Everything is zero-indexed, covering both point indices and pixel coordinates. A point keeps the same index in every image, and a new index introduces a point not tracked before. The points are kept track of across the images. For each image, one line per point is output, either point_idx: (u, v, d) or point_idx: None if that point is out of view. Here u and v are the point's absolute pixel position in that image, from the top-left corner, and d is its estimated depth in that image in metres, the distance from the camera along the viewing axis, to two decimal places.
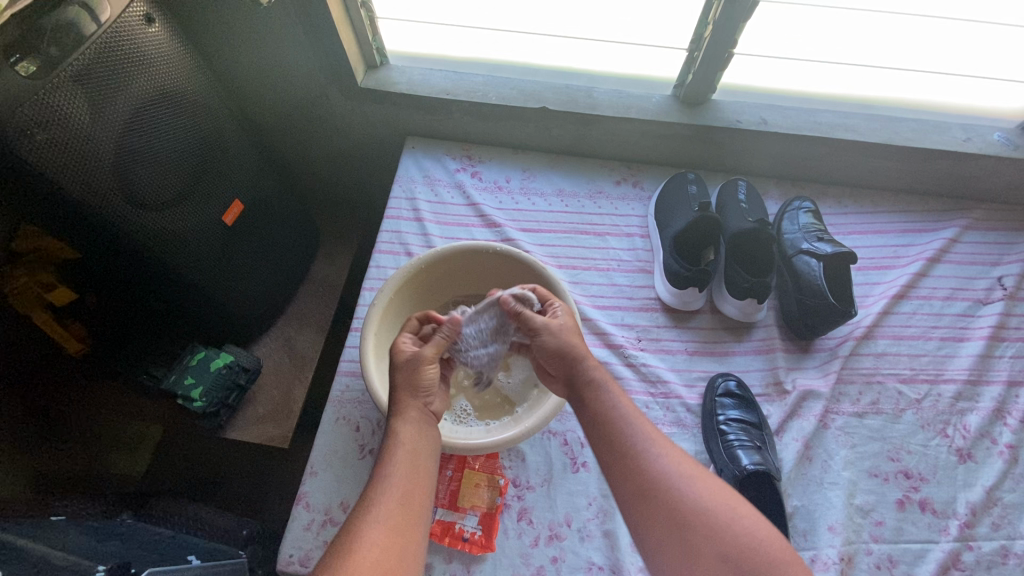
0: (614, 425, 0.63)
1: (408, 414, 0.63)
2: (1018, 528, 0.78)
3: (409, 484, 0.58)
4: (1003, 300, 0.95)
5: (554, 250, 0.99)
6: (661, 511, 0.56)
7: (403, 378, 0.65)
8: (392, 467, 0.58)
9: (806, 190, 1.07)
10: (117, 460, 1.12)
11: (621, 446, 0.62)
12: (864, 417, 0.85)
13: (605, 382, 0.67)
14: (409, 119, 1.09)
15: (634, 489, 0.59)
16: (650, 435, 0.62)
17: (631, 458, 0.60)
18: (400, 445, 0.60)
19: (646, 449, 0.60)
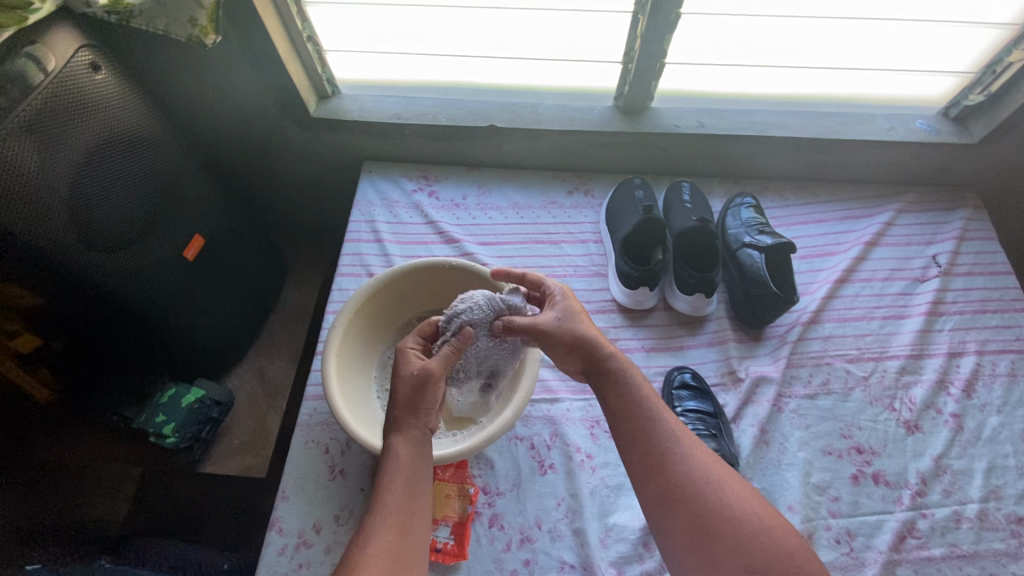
0: (643, 423, 0.65)
1: (409, 432, 0.63)
2: (968, 493, 0.82)
3: (406, 507, 0.58)
4: (939, 277, 1.00)
5: (512, 261, 1.03)
6: (687, 513, 0.60)
7: (404, 395, 0.65)
8: (398, 486, 0.59)
9: (747, 186, 1.12)
10: (96, 505, 1.10)
11: (650, 444, 0.64)
12: (816, 398, 0.89)
13: (629, 373, 0.69)
14: (364, 145, 1.12)
15: (660, 489, 0.62)
16: (678, 433, 0.65)
17: (660, 456, 0.63)
18: (399, 466, 0.61)
19: (674, 448, 0.63)
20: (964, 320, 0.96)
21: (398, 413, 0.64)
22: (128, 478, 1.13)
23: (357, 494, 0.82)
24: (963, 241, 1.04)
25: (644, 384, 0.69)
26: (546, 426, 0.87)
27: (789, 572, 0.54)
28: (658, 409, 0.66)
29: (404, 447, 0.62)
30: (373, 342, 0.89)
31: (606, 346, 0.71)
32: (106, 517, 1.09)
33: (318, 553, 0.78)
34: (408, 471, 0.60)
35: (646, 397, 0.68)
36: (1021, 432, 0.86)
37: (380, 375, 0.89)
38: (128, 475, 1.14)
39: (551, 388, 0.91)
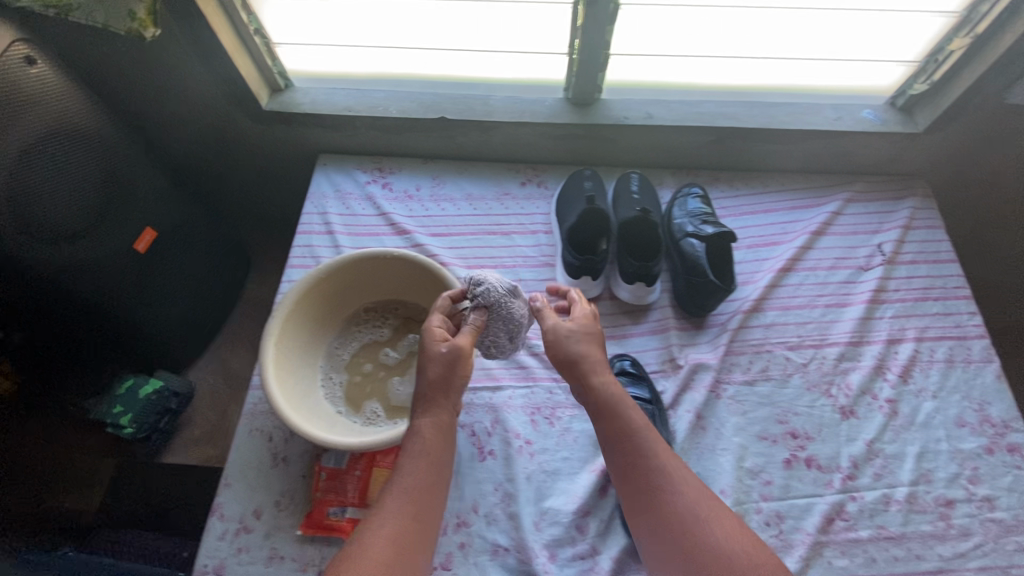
0: (631, 454, 0.62)
1: (439, 414, 0.65)
2: (898, 476, 0.83)
3: (420, 491, 0.60)
4: (883, 265, 1.01)
5: (463, 252, 1.04)
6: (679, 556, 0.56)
7: (436, 373, 0.66)
8: (415, 474, 0.61)
9: (698, 177, 1.13)
10: (68, 497, 1.10)
11: (640, 477, 0.61)
12: (754, 384, 0.90)
13: (620, 399, 0.65)
14: (318, 138, 1.12)
15: (653, 528, 0.59)
16: (668, 465, 0.61)
17: (650, 491, 0.60)
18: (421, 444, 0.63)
19: (664, 483, 0.60)
20: (905, 308, 0.97)
21: (426, 393, 0.66)
22: (103, 472, 1.14)
23: (298, 481, 0.83)
24: (909, 230, 1.04)
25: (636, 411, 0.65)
26: (487, 413, 0.89)
27: None
28: (648, 439, 0.63)
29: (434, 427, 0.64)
30: (320, 333, 0.90)
31: (599, 368, 0.67)
32: (77, 508, 1.10)
33: (258, 538, 0.80)
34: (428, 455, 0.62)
35: (638, 426, 0.64)
36: (954, 416, 0.88)
37: (326, 365, 0.90)
38: (102, 468, 1.15)
39: (494, 376, 0.92)
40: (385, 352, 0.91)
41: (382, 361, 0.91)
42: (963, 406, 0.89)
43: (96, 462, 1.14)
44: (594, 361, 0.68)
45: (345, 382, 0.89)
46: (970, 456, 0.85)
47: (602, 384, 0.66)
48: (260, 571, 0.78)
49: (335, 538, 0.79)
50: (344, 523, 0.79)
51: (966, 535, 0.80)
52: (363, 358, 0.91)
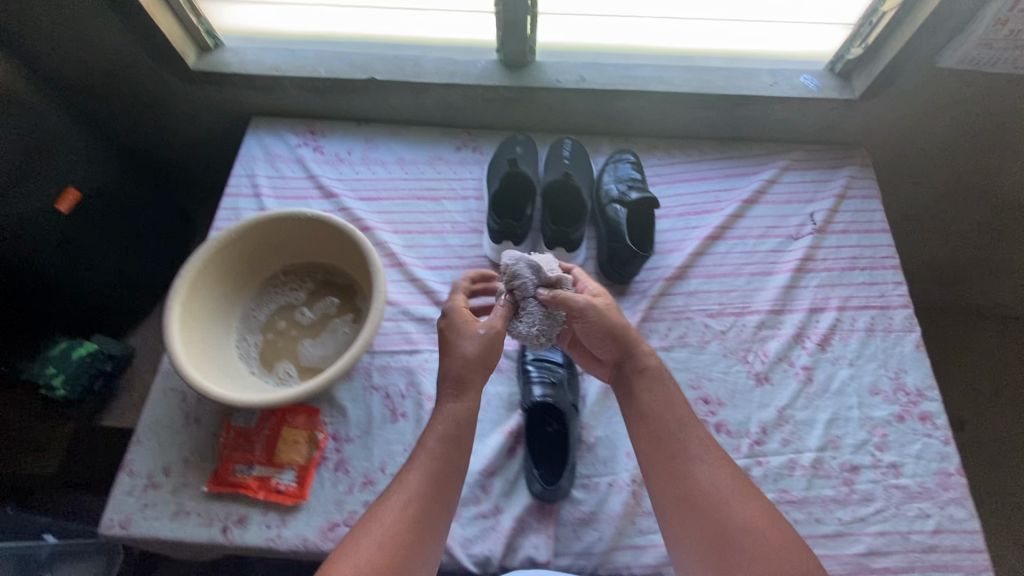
0: (666, 424, 0.68)
1: (467, 397, 0.68)
2: (806, 442, 0.84)
3: (447, 460, 0.64)
4: (813, 234, 0.99)
5: (391, 217, 1.02)
6: (699, 518, 0.62)
7: (472, 353, 0.69)
8: (436, 451, 0.65)
9: (635, 143, 1.11)
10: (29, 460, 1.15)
11: (671, 447, 0.66)
12: (670, 350, 0.90)
13: (659, 373, 0.72)
14: (250, 100, 1.10)
15: (679, 496, 0.64)
16: (696, 436, 0.67)
17: (679, 461, 0.65)
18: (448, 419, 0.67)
19: (692, 452, 0.66)
20: (830, 277, 0.96)
21: (460, 373, 0.68)
22: (60, 439, 1.17)
23: (208, 439, 0.84)
24: (843, 199, 1.03)
25: (670, 387, 0.71)
26: (402, 375, 0.89)
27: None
28: (683, 414, 0.69)
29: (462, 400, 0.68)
30: (235, 293, 0.90)
31: (641, 347, 0.73)
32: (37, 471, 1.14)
33: (166, 494, 0.80)
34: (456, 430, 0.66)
35: (675, 400, 0.70)
36: (869, 384, 0.87)
37: (242, 326, 0.90)
38: (58, 433, 1.18)
39: (412, 339, 0.91)
40: (302, 314, 0.92)
41: (299, 323, 0.91)
42: (878, 373, 0.88)
43: (52, 429, 1.17)
44: (636, 337, 0.73)
45: (260, 343, 0.89)
46: (880, 423, 0.85)
47: (643, 359, 0.73)
48: (165, 526, 0.78)
49: (241, 495, 0.80)
50: (249, 480, 0.80)
51: (868, 500, 0.80)
52: (280, 320, 0.92)
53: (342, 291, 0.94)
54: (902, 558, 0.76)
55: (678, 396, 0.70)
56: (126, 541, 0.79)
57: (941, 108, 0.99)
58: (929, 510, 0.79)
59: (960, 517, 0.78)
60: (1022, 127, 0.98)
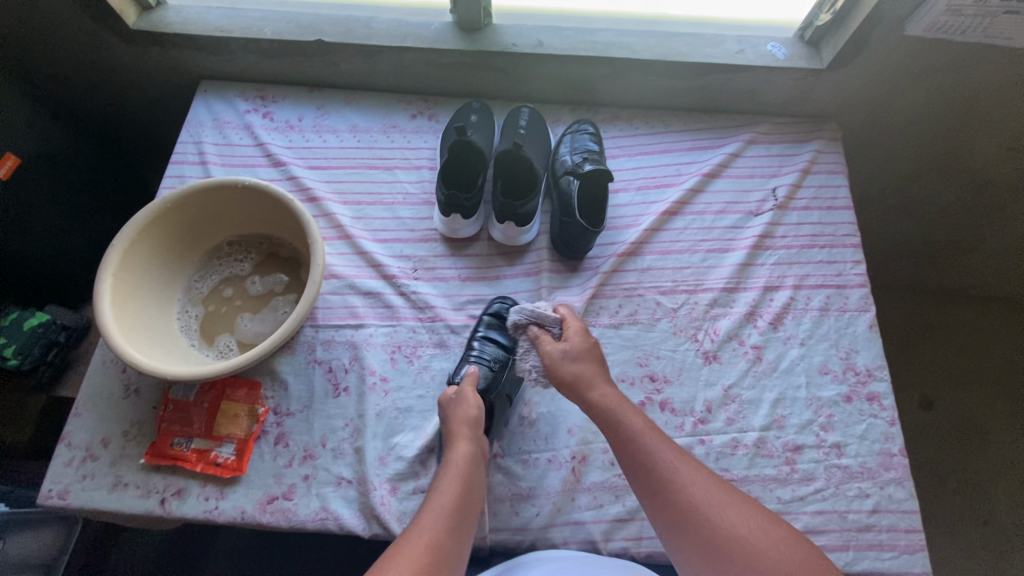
0: (639, 454, 0.64)
1: (462, 447, 0.70)
2: (751, 421, 0.83)
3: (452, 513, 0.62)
4: (773, 211, 0.97)
5: (341, 187, 0.99)
6: (698, 541, 0.58)
7: (460, 412, 0.73)
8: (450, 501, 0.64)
9: (596, 114, 1.07)
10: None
11: (649, 477, 0.63)
12: (620, 327, 0.89)
13: (617, 406, 0.69)
14: (196, 62, 1.05)
15: (674, 526, 0.60)
16: (667, 455, 0.64)
17: (662, 488, 0.61)
18: (453, 467, 0.68)
19: (671, 474, 0.62)
20: (788, 255, 0.94)
21: (451, 428, 0.72)
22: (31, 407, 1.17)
23: (149, 411, 0.83)
24: (808, 173, 1.00)
25: (632, 415, 0.68)
26: (347, 350, 0.87)
27: None
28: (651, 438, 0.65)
29: (463, 459, 0.69)
30: (176, 264, 0.88)
31: (596, 384, 0.71)
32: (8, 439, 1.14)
33: (104, 465, 0.79)
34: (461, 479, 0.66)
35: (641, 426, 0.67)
36: (818, 364, 0.86)
37: (184, 299, 0.88)
38: (31, 400, 1.15)
39: (357, 314, 0.90)
40: (246, 286, 0.90)
41: (242, 296, 0.90)
42: (828, 353, 0.87)
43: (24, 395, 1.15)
44: (589, 377, 0.71)
45: (202, 315, 0.88)
46: (827, 403, 0.84)
47: (600, 397, 0.70)
48: (103, 497, 0.78)
49: (179, 467, 0.79)
50: (188, 453, 0.80)
51: (809, 480, 0.80)
52: (222, 292, 0.90)
53: (287, 264, 0.92)
54: (837, 537, 0.76)
55: (641, 421, 0.67)
56: (66, 511, 0.79)
57: (911, 82, 0.96)
58: (868, 490, 0.79)
59: (899, 497, 0.78)
60: (997, 102, 0.95)
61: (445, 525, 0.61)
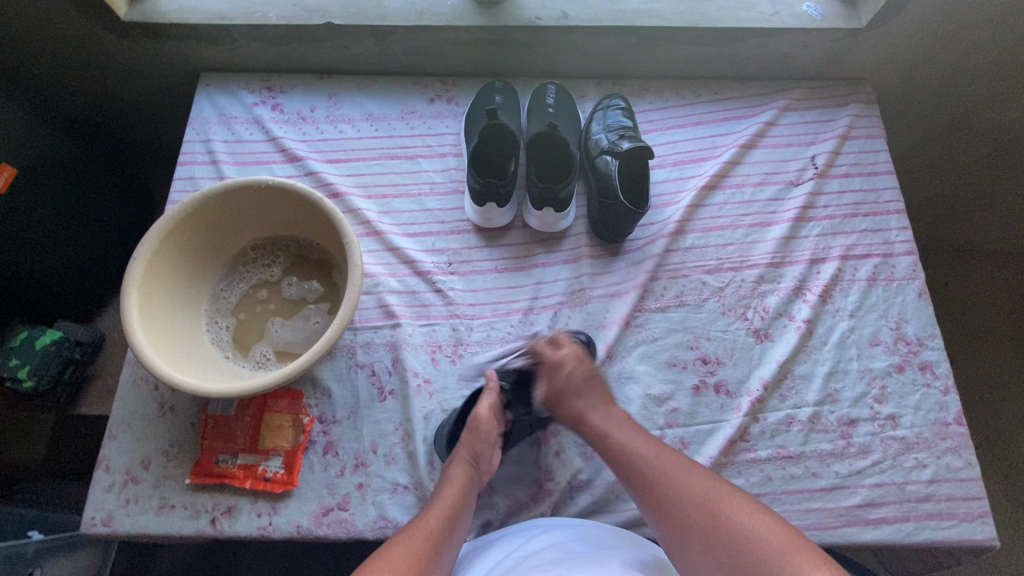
0: (638, 471, 0.63)
1: (461, 468, 0.68)
2: (805, 396, 0.81)
3: (439, 526, 0.61)
4: (814, 179, 0.94)
5: (363, 180, 0.94)
6: (701, 544, 0.56)
7: (468, 435, 0.71)
8: (442, 518, 0.62)
9: (623, 87, 1.02)
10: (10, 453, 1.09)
11: (647, 490, 0.62)
12: (667, 310, 0.87)
13: (616, 421, 0.69)
14: (195, 52, 0.98)
15: (685, 531, 0.58)
16: (665, 465, 0.63)
17: (663, 502, 0.60)
18: (451, 485, 0.66)
19: (670, 486, 0.61)
20: (832, 226, 0.91)
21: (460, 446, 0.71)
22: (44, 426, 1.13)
23: (188, 429, 0.79)
24: (846, 139, 0.97)
25: (630, 431, 0.68)
26: (387, 352, 0.84)
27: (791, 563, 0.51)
28: (649, 452, 0.64)
29: (460, 481, 0.67)
30: (200, 272, 0.83)
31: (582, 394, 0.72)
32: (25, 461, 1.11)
33: (147, 488, 0.76)
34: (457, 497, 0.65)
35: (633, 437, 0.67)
36: (869, 335, 0.85)
37: (211, 309, 0.84)
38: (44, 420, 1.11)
39: (393, 312, 0.86)
40: (278, 291, 0.86)
41: (275, 302, 0.85)
42: (879, 324, 0.85)
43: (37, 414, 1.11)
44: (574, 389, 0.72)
45: (233, 325, 0.84)
46: (880, 375, 0.82)
47: (598, 415, 0.70)
48: (150, 521, 0.74)
49: (227, 485, 0.76)
50: (235, 469, 0.77)
51: (866, 452, 0.78)
52: (252, 299, 0.86)
53: (315, 265, 0.88)
54: (897, 509, 0.75)
55: (639, 437, 0.67)
56: (112, 538, 0.75)
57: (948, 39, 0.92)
58: (925, 460, 0.77)
59: (956, 466, 0.77)
60: None
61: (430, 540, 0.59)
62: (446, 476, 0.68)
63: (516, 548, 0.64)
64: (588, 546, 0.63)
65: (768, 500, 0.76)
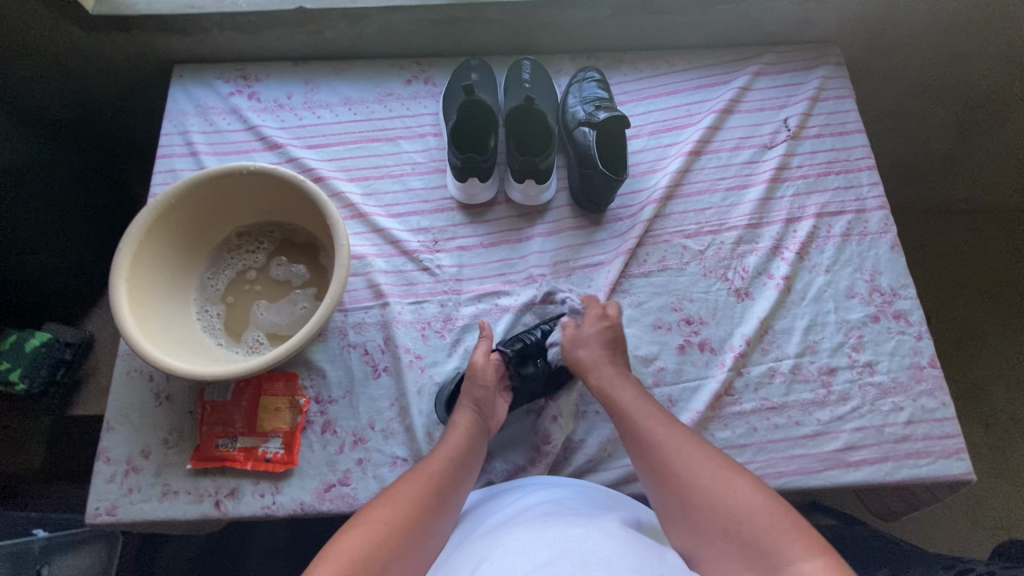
0: (646, 440, 0.65)
1: (464, 415, 0.72)
2: (786, 349, 0.84)
3: (439, 472, 0.64)
4: (787, 141, 0.96)
5: (345, 164, 0.95)
6: (696, 516, 0.57)
7: (468, 383, 0.74)
8: (448, 464, 0.65)
9: (597, 60, 1.03)
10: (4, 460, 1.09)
11: (653, 460, 0.63)
12: (650, 275, 0.89)
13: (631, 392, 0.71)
14: (168, 43, 0.98)
15: (680, 503, 0.59)
16: (673, 440, 0.63)
17: (665, 473, 0.61)
18: (456, 430, 0.70)
19: (675, 458, 0.61)
20: (805, 185, 0.94)
21: (463, 394, 0.74)
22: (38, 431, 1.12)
23: (186, 416, 0.80)
24: (817, 101, 0.99)
25: (639, 400, 0.69)
26: (379, 331, 0.85)
27: (778, 548, 0.52)
28: (656, 424, 0.65)
29: (464, 426, 0.70)
30: (187, 261, 0.83)
31: (598, 367, 0.74)
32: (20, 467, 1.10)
33: (149, 476, 0.77)
34: (461, 438, 0.69)
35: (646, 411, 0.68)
36: (845, 288, 0.88)
37: (200, 297, 0.84)
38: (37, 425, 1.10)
39: (382, 292, 0.87)
40: (267, 276, 0.87)
41: (264, 286, 0.86)
42: (854, 277, 0.88)
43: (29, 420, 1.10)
44: (597, 363, 0.75)
45: (223, 312, 0.84)
46: (857, 326, 0.85)
47: (610, 383, 0.72)
48: (155, 507, 0.76)
49: (228, 468, 0.77)
50: (235, 453, 0.78)
51: (845, 399, 0.81)
52: (241, 284, 0.87)
53: (302, 249, 0.88)
54: (876, 449, 0.78)
55: (649, 408, 0.68)
56: (117, 527, 0.76)
57: None
58: (902, 403, 0.81)
59: (932, 407, 0.80)
60: None
61: (431, 484, 0.62)
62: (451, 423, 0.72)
63: (513, 504, 0.65)
64: (583, 504, 0.64)
65: (754, 449, 0.79)
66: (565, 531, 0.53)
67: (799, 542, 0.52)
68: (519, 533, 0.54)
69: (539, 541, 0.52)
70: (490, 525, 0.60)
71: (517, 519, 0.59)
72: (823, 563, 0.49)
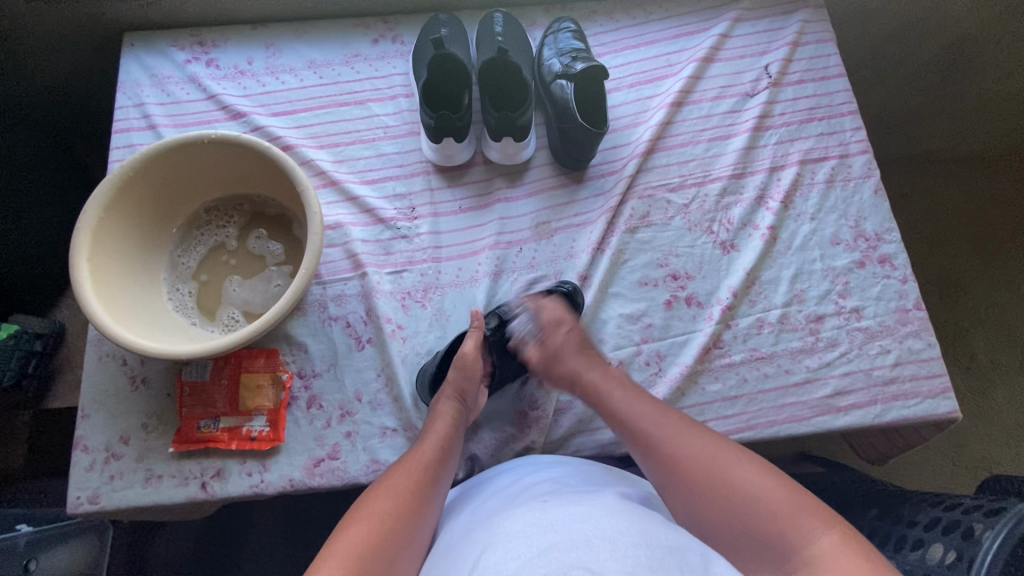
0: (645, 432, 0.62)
1: (447, 406, 0.70)
2: (773, 300, 0.84)
3: (428, 461, 0.63)
4: (769, 89, 0.94)
5: (314, 130, 0.91)
6: (707, 503, 0.55)
7: (453, 375, 0.72)
8: (437, 453, 0.64)
9: (572, 11, 0.99)
10: None
11: (654, 451, 0.61)
12: (636, 231, 0.87)
13: (617, 382, 0.69)
14: (115, 8, 0.92)
15: (691, 491, 0.56)
16: (673, 429, 0.61)
17: (670, 463, 0.59)
18: (440, 420, 0.68)
19: (679, 446, 0.59)
20: (789, 132, 0.92)
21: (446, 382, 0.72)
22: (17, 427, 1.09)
23: (164, 399, 0.78)
24: (798, 46, 0.96)
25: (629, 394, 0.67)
26: (360, 303, 0.83)
27: (798, 527, 0.50)
28: (647, 414, 0.64)
29: (448, 415, 0.69)
30: (153, 240, 0.80)
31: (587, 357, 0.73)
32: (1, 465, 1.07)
33: (131, 462, 0.75)
34: (445, 429, 0.68)
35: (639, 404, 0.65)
36: (830, 236, 0.87)
37: (171, 277, 0.81)
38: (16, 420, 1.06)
39: (360, 262, 0.84)
40: (239, 252, 0.84)
41: (237, 262, 0.83)
42: (839, 224, 0.87)
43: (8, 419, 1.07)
44: (580, 355, 0.73)
45: (196, 291, 0.81)
46: (843, 272, 0.85)
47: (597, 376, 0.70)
48: (139, 493, 0.73)
49: (212, 449, 0.75)
50: (219, 433, 0.76)
51: (833, 345, 0.81)
52: (213, 262, 0.83)
53: (273, 221, 0.85)
54: (865, 393, 0.79)
55: (638, 395, 0.67)
56: (102, 515, 0.74)
57: None
58: (889, 346, 0.81)
59: (918, 348, 0.81)
60: None
61: (421, 473, 0.61)
62: (434, 412, 0.70)
63: (508, 488, 0.63)
64: (582, 483, 0.62)
65: (745, 400, 0.79)
66: (565, 512, 0.51)
67: (815, 519, 0.50)
68: (519, 517, 0.52)
69: (540, 524, 0.49)
70: (489, 513, 0.58)
71: (517, 502, 0.57)
72: (839, 536, 0.49)
